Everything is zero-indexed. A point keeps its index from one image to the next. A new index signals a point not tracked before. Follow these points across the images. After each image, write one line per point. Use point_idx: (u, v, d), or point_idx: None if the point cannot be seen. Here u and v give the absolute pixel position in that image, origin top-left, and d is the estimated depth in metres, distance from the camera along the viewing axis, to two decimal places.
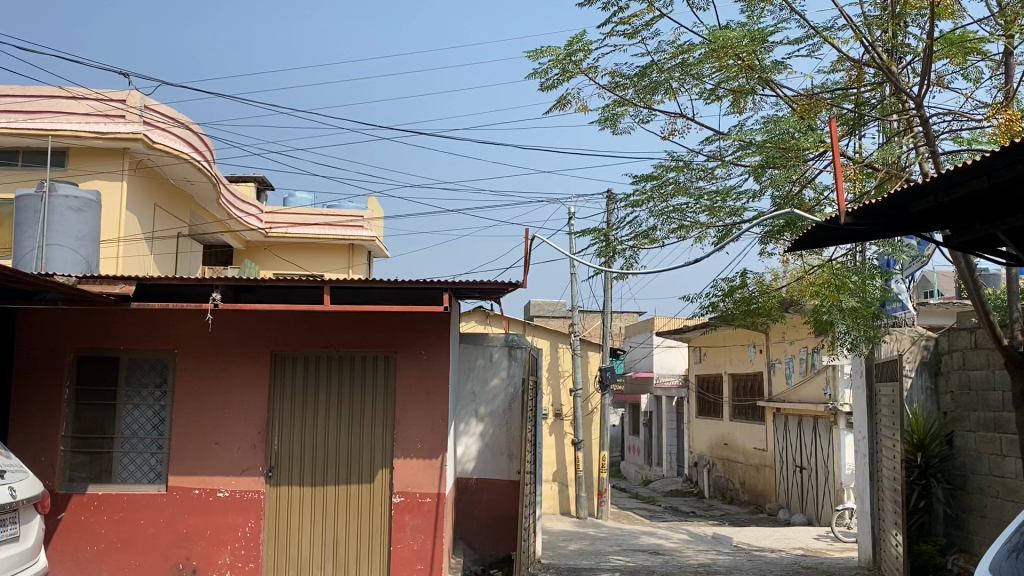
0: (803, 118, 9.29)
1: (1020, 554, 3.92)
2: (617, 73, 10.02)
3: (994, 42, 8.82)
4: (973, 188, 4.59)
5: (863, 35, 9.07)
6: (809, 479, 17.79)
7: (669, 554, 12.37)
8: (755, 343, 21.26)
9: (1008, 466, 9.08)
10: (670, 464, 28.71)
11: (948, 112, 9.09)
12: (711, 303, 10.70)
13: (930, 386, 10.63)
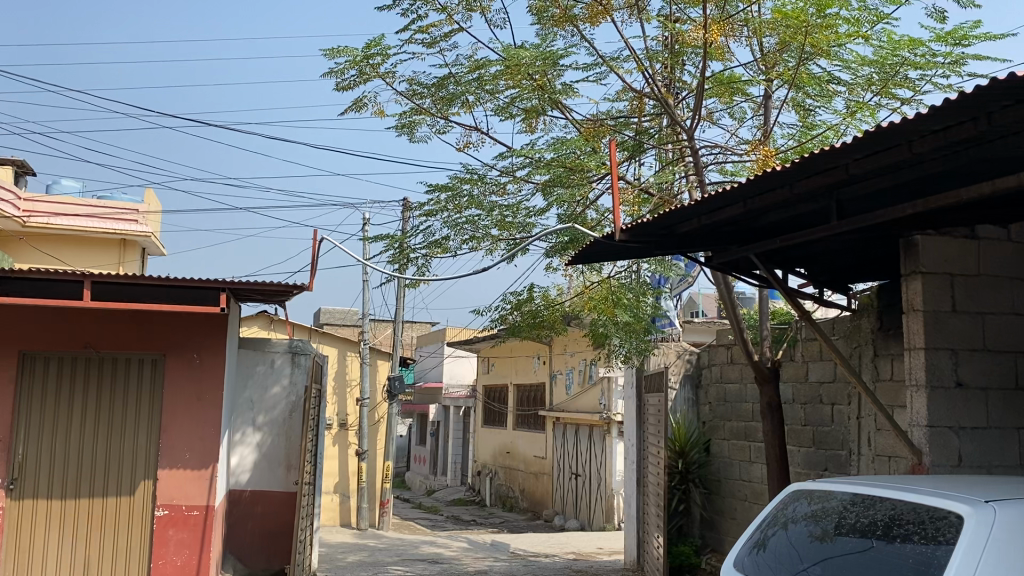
0: (589, 139, 9.74)
1: (761, 549, 4.28)
2: (416, 81, 10.03)
3: (758, 84, 9.68)
4: (730, 214, 4.98)
5: (645, 66, 9.66)
6: (583, 486, 18.61)
7: (447, 562, 12.45)
8: (539, 355, 22.01)
9: (755, 471, 9.99)
10: (454, 473, 29.01)
11: (716, 146, 9.89)
12: (501, 316, 10.93)
13: (692, 397, 11.46)
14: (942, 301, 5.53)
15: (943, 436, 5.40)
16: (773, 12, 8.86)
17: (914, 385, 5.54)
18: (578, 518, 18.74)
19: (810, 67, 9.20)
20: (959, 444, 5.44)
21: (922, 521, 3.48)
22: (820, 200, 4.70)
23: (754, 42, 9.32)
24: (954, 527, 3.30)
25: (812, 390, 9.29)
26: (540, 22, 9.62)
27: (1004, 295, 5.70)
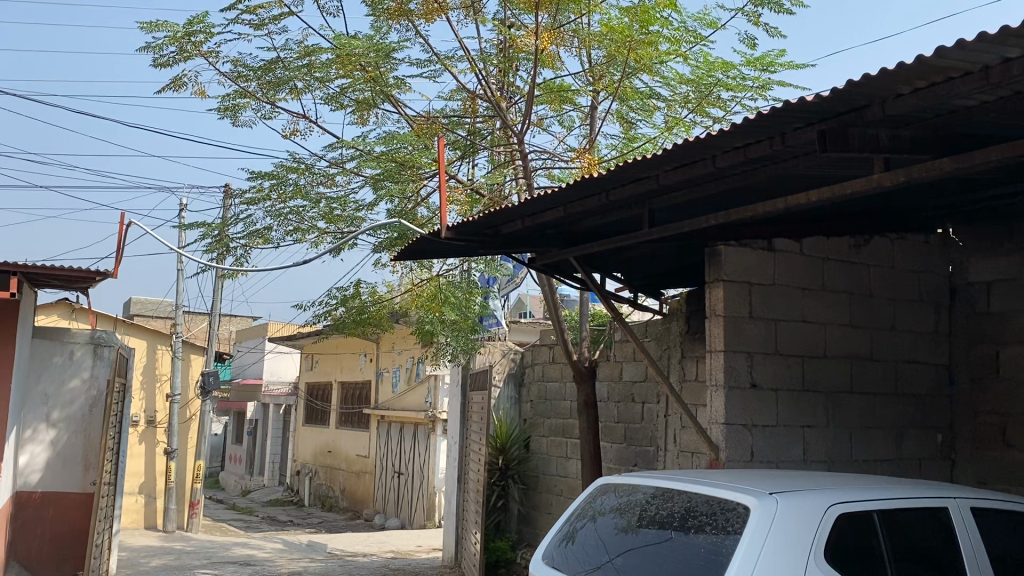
0: (420, 136, 9.70)
1: (569, 542, 4.41)
2: (240, 63, 9.62)
3: (586, 94, 10.01)
4: (551, 217, 5.11)
5: (478, 67, 9.76)
6: (405, 484, 18.52)
7: (259, 564, 12.01)
8: (365, 353, 21.73)
9: (571, 466, 10.33)
10: (272, 473, 28.06)
11: (544, 151, 10.13)
12: (326, 311, 10.69)
13: (515, 395, 11.69)
14: (741, 307, 5.94)
15: (738, 433, 5.81)
16: (600, 25, 9.19)
17: (714, 385, 5.91)
18: (399, 517, 18.62)
19: (634, 82, 9.63)
20: (751, 440, 5.87)
21: (713, 512, 3.71)
22: (635, 208, 4.91)
23: (583, 53, 9.62)
24: (742, 518, 3.53)
25: (625, 388, 9.70)
26: (374, 13, 9.49)
27: (796, 303, 6.17)
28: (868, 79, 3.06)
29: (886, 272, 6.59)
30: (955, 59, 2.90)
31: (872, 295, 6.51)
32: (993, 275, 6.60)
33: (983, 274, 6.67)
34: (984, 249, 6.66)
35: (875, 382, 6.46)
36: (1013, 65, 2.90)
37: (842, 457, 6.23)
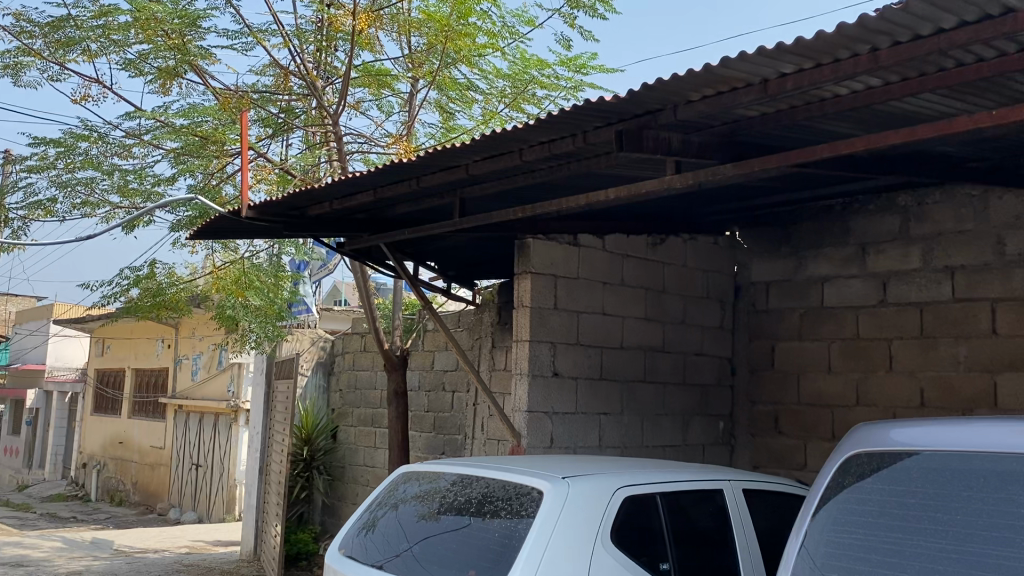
0: (227, 110, 9.25)
1: (368, 531, 4.34)
2: (24, 17, 8.78)
3: (404, 81, 9.92)
4: (360, 200, 5.02)
5: (292, 43, 9.43)
6: (204, 477, 17.64)
7: (33, 565, 11.04)
8: (163, 338, 20.49)
9: (378, 457, 10.24)
10: (54, 467, 25.87)
11: (360, 135, 9.96)
12: (117, 292, 9.97)
13: (323, 383, 11.45)
14: (546, 298, 6.11)
15: (539, 420, 5.98)
16: (419, 12, 9.15)
17: (518, 373, 6.05)
18: (196, 511, 17.71)
19: (452, 72, 9.66)
20: (551, 426, 6.06)
21: (509, 497, 3.79)
22: (445, 196, 4.91)
23: (402, 38, 9.52)
24: (535, 501, 3.64)
25: (436, 378, 9.73)
26: None
27: (597, 296, 6.43)
28: (662, 82, 3.24)
29: (679, 270, 7.01)
30: (739, 70, 3.13)
31: (666, 291, 6.91)
32: (771, 276, 7.18)
33: (764, 275, 7.24)
34: (766, 251, 7.22)
35: (666, 372, 6.87)
36: (788, 79, 3.17)
37: (634, 443, 6.57)
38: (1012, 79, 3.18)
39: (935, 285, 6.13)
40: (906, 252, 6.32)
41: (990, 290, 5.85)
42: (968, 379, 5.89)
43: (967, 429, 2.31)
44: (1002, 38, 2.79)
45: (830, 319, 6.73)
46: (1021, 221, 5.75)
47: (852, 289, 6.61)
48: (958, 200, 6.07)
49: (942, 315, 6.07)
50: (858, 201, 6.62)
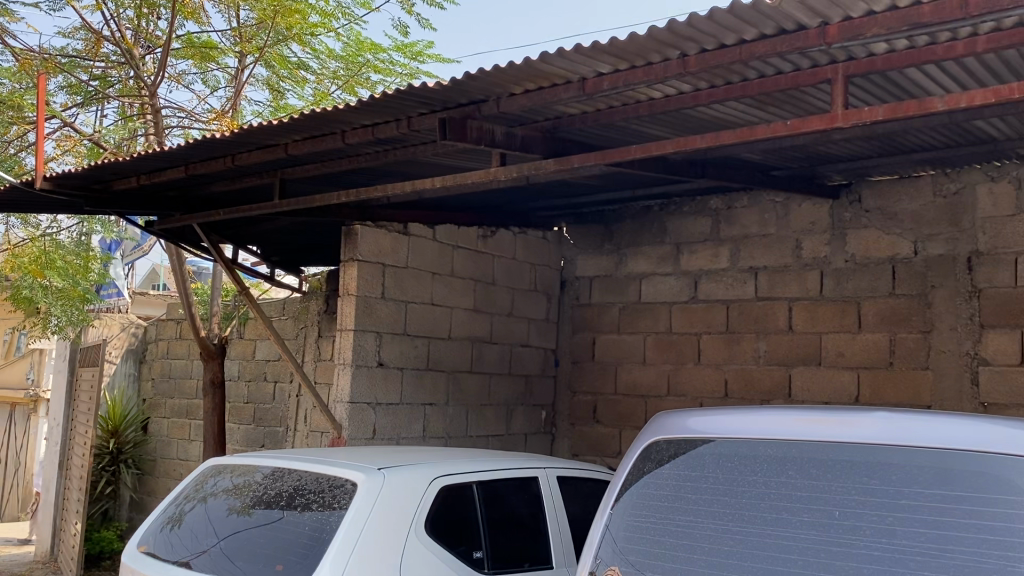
0: (28, 72, 8.48)
1: (172, 526, 4.10)
2: None
3: (231, 55, 9.47)
4: (171, 176, 4.74)
5: (106, 6, 8.78)
6: None
7: None
8: None
9: (193, 449, 9.76)
10: None
11: (180, 109, 9.42)
12: None
13: (133, 372, 10.80)
14: (372, 287, 6.02)
15: (361, 411, 5.88)
16: None
17: (341, 363, 5.93)
18: None
19: (282, 49, 9.31)
20: (374, 418, 5.97)
21: (322, 490, 3.69)
22: (265, 176, 4.72)
23: (230, 11, 9.07)
24: (348, 494, 3.56)
25: (256, 367, 9.38)
26: None
27: (426, 286, 6.40)
28: (485, 73, 3.25)
29: (507, 263, 7.09)
30: (559, 66, 3.19)
31: (494, 283, 6.97)
32: (594, 271, 7.41)
33: (587, 270, 7.45)
34: (590, 247, 7.44)
35: (492, 363, 6.93)
36: (605, 79, 3.26)
37: (458, 433, 6.59)
38: (807, 93, 3.42)
39: (740, 285, 6.53)
40: (716, 252, 6.69)
41: (788, 290, 6.30)
42: (767, 372, 6.31)
43: (756, 418, 2.47)
44: (797, 53, 3.00)
45: (647, 314, 7.03)
46: (816, 227, 6.24)
47: (668, 286, 6.93)
48: (763, 205, 6.50)
49: (746, 312, 6.48)
50: (676, 202, 6.95)
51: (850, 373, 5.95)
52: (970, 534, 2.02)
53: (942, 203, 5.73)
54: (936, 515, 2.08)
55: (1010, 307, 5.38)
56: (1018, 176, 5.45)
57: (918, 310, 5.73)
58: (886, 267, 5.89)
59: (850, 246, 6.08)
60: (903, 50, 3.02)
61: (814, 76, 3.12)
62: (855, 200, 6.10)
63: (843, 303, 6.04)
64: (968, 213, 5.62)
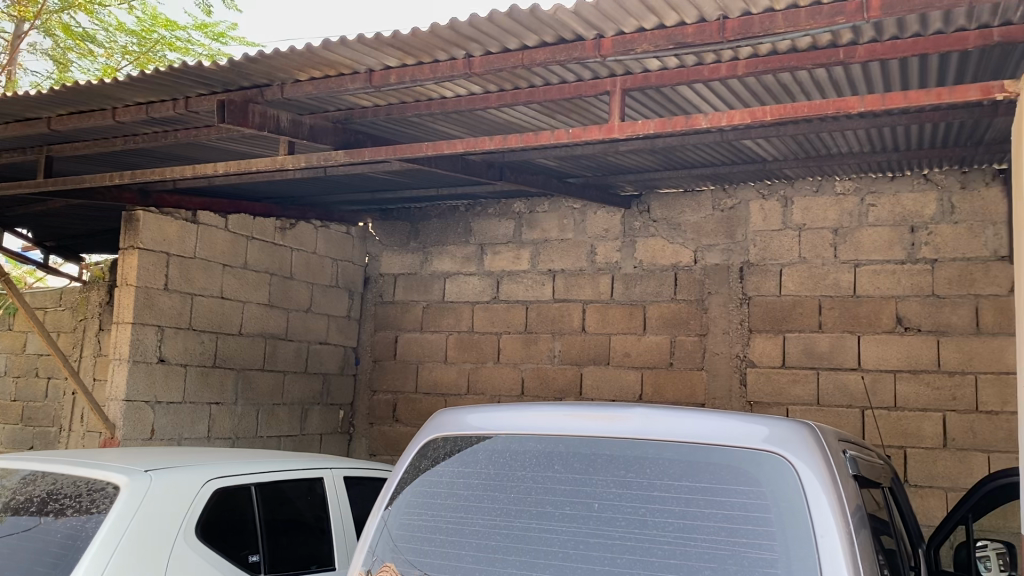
0: None
1: None
2: None
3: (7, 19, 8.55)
4: None
5: None
6: None
7: None
8: None
9: None
10: None
11: None
12: None
13: None
14: (155, 278, 5.67)
15: (137, 410, 5.53)
16: None
17: (117, 358, 5.54)
18: None
19: (67, 17, 8.71)
20: (153, 417, 5.64)
21: (79, 494, 3.38)
22: (30, 151, 4.33)
23: None
24: (109, 498, 3.29)
25: (26, 362, 8.57)
26: None
27: (216, 279, 6.10)
28: (270, 56, 3.21)
29: (306, 257, 6.89)
30: (346, 55, 3.22)
31: (291, 278, 6.75)
32: (398, 269, 7.35)
33: (391, 268, 7.39)
34: (394, 244, 7.39)
35: (287, 361, 6.71)
36: (392, 73, 3.32)
37: (247, 433, 6.33)
38: (591, 105, 3.61)
39: (539, 286, 6.71)
40: (518, 254, 6.84)
41: (582, 292, 6.54)
42: (560, 371, 6.52)
43: (528, 413, 2.51)
44: (575, 63, 3.18)
45: (448, 313, 7.05)
46: (609, 233, 6.53)
47: (470, 286, 7.00)
48: (561, 210, 6.71)
49: (543, 313, 6.66)
50: (479, 204, 7.04)
51: (635, 372, 6.26)
52: (711, 523, 2.16)
53: (720, 216, 6.16)
54: (682, 506, 2.20)
55: (775, 313, 5.87)
56: (785, 195, 5.95)
57: (696, 314, 6.13)
58: (670, 274, 6.26)
59: (639, 252, 6.40)
60: (673, 69, 3.26)
61: (595, 87, 3.32)
62: (645, 210, 6.44)
63: (630, 306, 6.35)
64: (742, 226, 6.08)
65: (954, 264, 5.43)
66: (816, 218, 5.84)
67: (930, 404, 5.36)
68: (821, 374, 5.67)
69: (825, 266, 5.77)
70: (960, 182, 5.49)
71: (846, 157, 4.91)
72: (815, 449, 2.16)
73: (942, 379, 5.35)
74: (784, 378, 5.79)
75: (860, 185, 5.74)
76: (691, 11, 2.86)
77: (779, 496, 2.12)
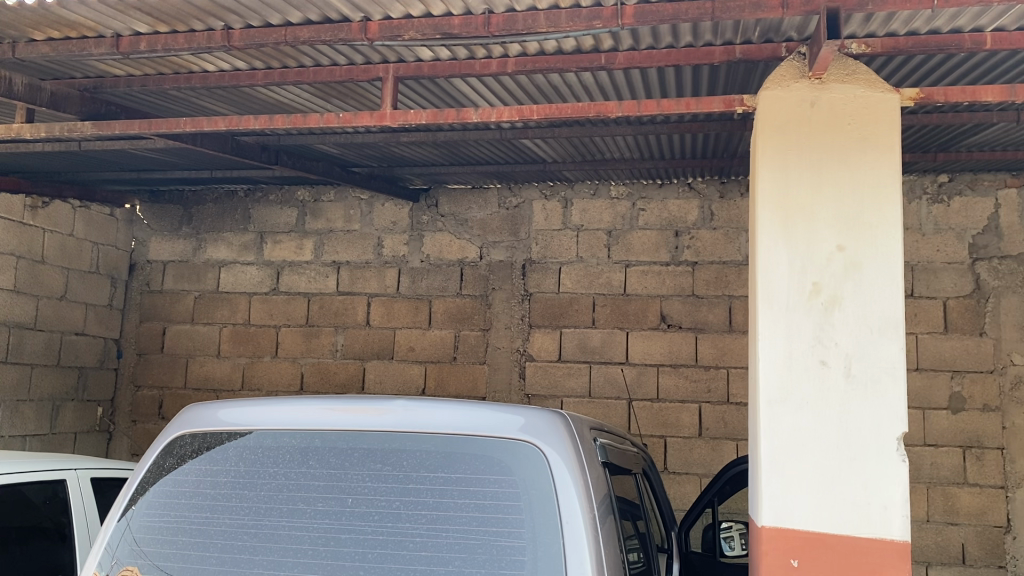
0: None
1: None
2: None
3: None
4: None
5: None
6: None
7: None
8: None
9: None
10: None
11: None
12: None
13: None
14: None
15: None
16: None
17: None
18: None
19: None
20: None
21: None
22: None
23: None
24: None
25: None
26: None
27: None
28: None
29: (61, 240, 6.29)
30: (88, 15, 3.00)
31: (43, 262, 6.14)
32: (169, 256, 6.89)
33: (160, 254, 6.91)
34: (164, 230, 6.92)
35: (35, 353, 6.09)
36: (142, 39, 3.13)
37: None
38: (364, 89, 3.57)
39: (322, 278, 6.53)
40: (300, 244, 6.62)
41: (367, 285, 6.44)
42: (342, 365, 6.37)
43: (284, 408, 2.37)
44: (342, 44, 3.13)
45: (223, 304, 6.69)
46: (395, 226, 6.47)
47: (248, 276, 6.68)
48: (347, 201, 6.58)
49: (325, 306, 6.49)
50: (259, 190, 6.74)
51: (418, 367, 6.24)
52: (463, 513, 2.13)
53: (504, 215, 6.27)
54: (436, 497, 2.16)
55: (553, 309, 6.06)
56: (565, 197, 6.17)
57: (479, 309, 6.22)
58: (455, 269, 6.30)
59: (425, 247, 6.40)
60: (446, 60, 3.33)
61: (367, 72, 3.31)
62: (432, 205, 6.44)
63: (415, 301, 6.33)
64: (525, 225, 6.23)
65: (712, 267, 5.86)
66: (593, 220, 6.09)
67: (689, 396, 5.76)
68: (594, 368, 5.93)
69: (599, 265, 6.03)
70: (719, 192, 5.92)
71: (618, 163, 5.15)
72: (565, 438, 2.20)
73: (699, 372, 5.76)
74: (559, 372, 5.99)
75: (632, 191, 6.06)
76: (457, 2, 2.89)
77: (529, 484, 2.13)
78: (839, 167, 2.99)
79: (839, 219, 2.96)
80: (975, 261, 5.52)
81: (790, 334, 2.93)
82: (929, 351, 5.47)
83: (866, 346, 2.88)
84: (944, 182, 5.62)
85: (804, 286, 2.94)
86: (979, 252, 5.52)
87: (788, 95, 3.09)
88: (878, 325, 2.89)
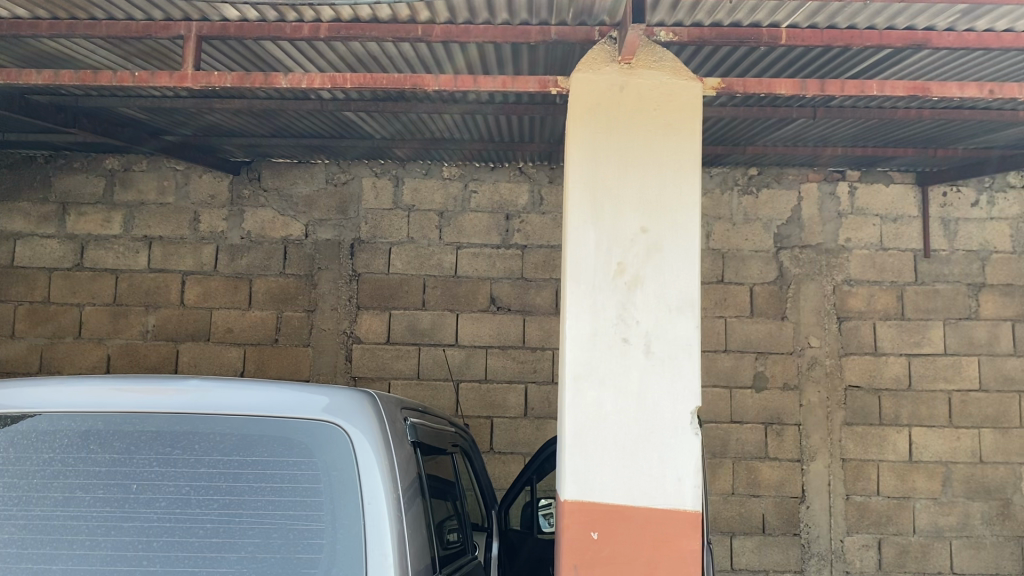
0: None
1: None
2: None
3: None
4: None
5: None
6: None
7: None
8: None
9: None
10: None
11: None
12: None
13: None
14: None
15: None
16: None
17: None
18: None
19: None
20: None
21: None
22: None
23: None
24: None
25: None
26: None
27: None
28: None
29: None
30: None
31: None
32: None
33: None
34: None
35: None
36: None
37: None
38: (165, 47, 3.37)
39: (132, 254, 6.11)
40: (108, 217, 6.17)
41: (181, 263, 6.09)
42: (153, 347, 6.01)
43: (61, 388, 2.11)
44: None
45: (18, 280, 6.13)
46: (214, 200, 6.16)
47: (47, 249, 6.15)
48: (161, 171, 6.20)
49: (135, 284, 6.08)
50: (61, 156, 6.22)
51: (237, 349, 5.98)
52: (258, 498, 1.99)
53: (333, 192, 6.11)
54: (230, 481, 2.01)
55: (381, 290, 5.97)
56: (396, 175, 6.08)
57: (304, 289, 6.03)
58: (279, 247, 6.07)
59: (247, 223, 6.12)
60: (254, 22, 3.17)
61: (166, 28, 3.12)
62: (254, 179, 6.17)
63: (235, 280, 6.06)
64: (354, 203, 6.09)
65: (540, 250, 5.95)
66: (424, 200, 6.04)
67: (515, 377, 5.83)
68: (422, 350, 5.89)
69: (429, 246, 5.99)
70: (548, 177, 6.02)
71: (447, 142, 5.12)
72: (370, 418, 2.11)
73: (526, 354, 5.85)
74: (387, 353, 5.91)
75: (464, 172, 6.05)
76: None
77: (330, 466, 2.02)
78: (646, 151, 3.09)
79: (642, 202, 3.06)
80: (780, 250, 5.89)
81: (595, 312, 3.00)
82: (737, 334, 5.80)
83: (664, 325, 2.99)
84: (753, 175, 5.96)
85: (610, 265, 3.02)
86: (784, 242, 5.90)
87: (598, 78, 3.15)
88: (677, 304, 3.00)
